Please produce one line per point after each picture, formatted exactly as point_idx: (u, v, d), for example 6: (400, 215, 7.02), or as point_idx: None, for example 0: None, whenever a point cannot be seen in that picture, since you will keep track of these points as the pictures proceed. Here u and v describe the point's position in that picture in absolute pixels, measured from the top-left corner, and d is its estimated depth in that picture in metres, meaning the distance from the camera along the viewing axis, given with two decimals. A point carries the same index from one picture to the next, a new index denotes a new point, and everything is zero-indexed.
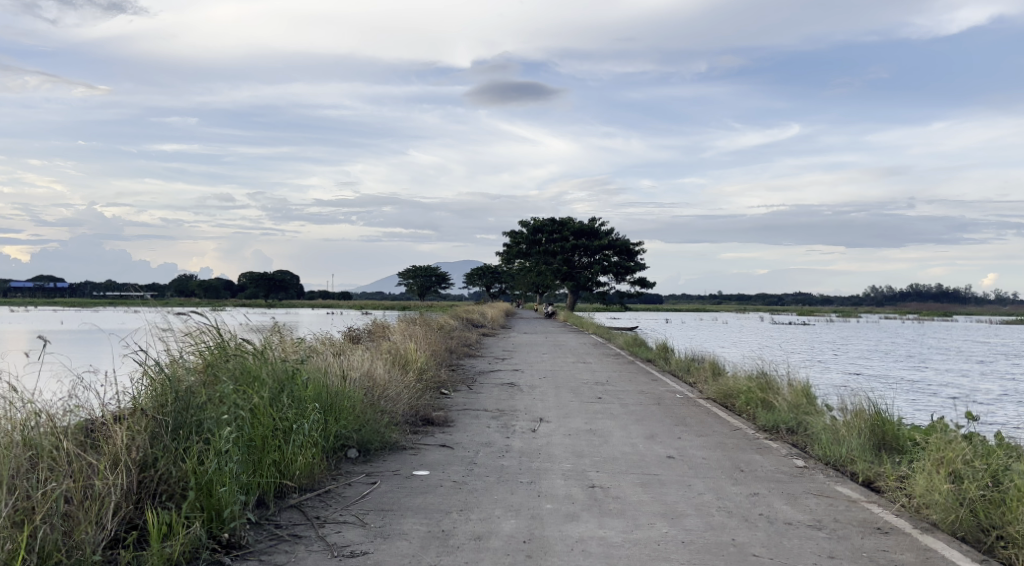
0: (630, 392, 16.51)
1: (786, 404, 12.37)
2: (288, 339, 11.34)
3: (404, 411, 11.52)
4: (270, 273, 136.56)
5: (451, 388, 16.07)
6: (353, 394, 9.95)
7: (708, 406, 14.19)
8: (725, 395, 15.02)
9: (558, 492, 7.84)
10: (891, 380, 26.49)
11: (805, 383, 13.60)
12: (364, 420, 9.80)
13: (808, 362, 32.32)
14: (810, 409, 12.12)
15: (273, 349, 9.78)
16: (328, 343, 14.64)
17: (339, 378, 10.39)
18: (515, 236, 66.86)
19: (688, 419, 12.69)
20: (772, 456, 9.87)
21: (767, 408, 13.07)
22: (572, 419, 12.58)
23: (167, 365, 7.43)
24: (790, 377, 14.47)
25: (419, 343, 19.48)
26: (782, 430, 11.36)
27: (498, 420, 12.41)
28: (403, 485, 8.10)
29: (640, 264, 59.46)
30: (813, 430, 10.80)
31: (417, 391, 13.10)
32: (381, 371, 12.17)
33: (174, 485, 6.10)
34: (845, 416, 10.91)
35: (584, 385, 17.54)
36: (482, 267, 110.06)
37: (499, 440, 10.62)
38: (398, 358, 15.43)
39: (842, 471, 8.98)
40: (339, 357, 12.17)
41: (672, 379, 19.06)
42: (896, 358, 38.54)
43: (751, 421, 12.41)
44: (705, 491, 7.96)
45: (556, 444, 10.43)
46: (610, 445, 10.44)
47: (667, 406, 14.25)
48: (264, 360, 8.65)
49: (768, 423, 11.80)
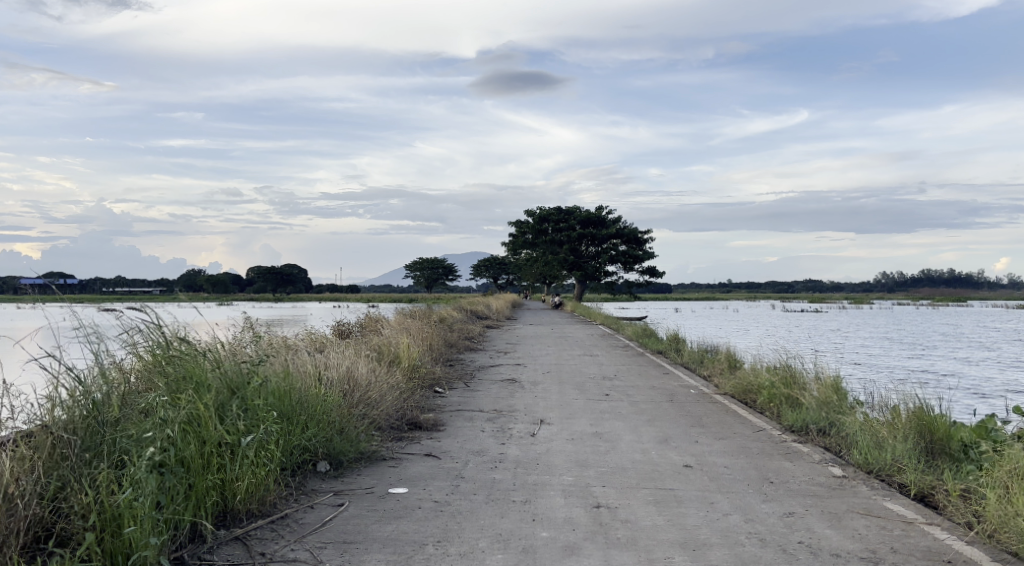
0: (639, 387, 15.32)
1: (814, 401, 11.14)
2: (254, 338, 10.12)
3: (388, 415, 10.31)
4: (278, 266, 135.59)
5: (447, 385, 14.87)
6: (325, 399, 8.76)
7: (727, 404, 12.97)
8: (744, 391, 13.79)
9: (556, 515, 6.61)
10: (917, 370, 25.14)
11: (834, 377, 12.36)
12: (337, 426, 8.59)
13: (827, 352, 30.94)
14: (841, 407, 10.88)
15: (232, 349, 8.56)
16: (311, 340, 13.44)
17: (310, 381, 9.19)
18: (522, 226, 65.57)
19: (706, 419, 11.45)
20: (805, 464, 8.64)
21: (793, 406, 11.81)
22: (577, 421, 11.35)
23: (87, 371, 6.24)
24: (815, 370, 13.23)
25: (414, 336, 18.25)
26: (812, 431, 10.13)
27: (495, 422, 11.21)
28: (375, 507, 6.84)
29: (649, 252, 58.05)
30: (850, 431, 9.55)
31: (405, 391, 11.89)
32: (362, 369, 10.95)
33: (75, 524, 4.93)
34: (884, 416, 9.66)
35: (590, 380, 16.30)
36: (489, 258, 108.90)
37: (493, 448, 9.40)
38: (387, 355, 14.22)
39: (889, 483, 7.74)
40: (316, 356, 10.97)
41: (684, 373, 17.79)
42: (915, 346, 37.13)
43: (775, 422, 11.18)
44: (730, 511, 6.73)
45: (557, 452, 9.19)
46: (619, 452, 9.21)
47: (680, 404, 13.04)
48: (213, 362, 7.45)
49: (796, 423, 10.57)
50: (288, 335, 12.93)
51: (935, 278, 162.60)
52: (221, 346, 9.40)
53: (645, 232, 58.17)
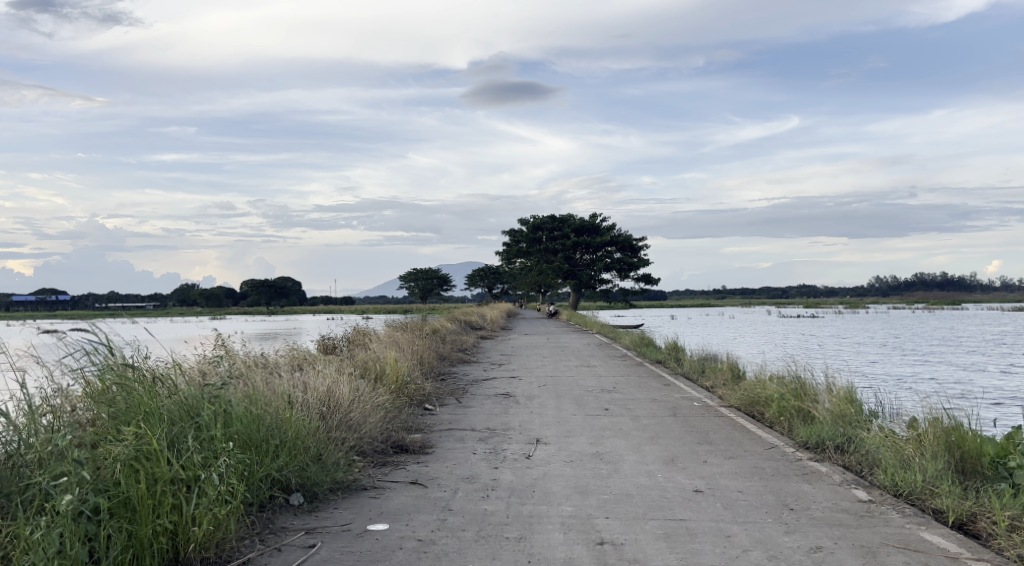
0: (639, 400, 14.57)
1: (828, 414, 10.39)
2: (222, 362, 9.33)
3: (371, 438, 9.55)
4: (271, 280, 134.60)
5: (437, 402, 14.09)
6: (300, 425, 8.02)
7: (734, 418, 12.23)
8: (750, 404, 13.06)
9: (555, 555, 5.85)
10: (923, 377, 24.42)
11: (847, 388, 11.62)
12: (311, 453, 7.83)
13: (830, 359, 30.18)
14: (857, 421, 10.14)
15: (192, 375, 7.80)
16: (291, 358, 12.67)
17: (283, 406, 8.43)
18: (515, 235, 64.87)
19: (713, 436, 10.71)
20: (825, 487, 7.90)
21: (806, 420, 11.07)
22: (575, 439, 10.59)
23: (14, 403, 5.51)
24: (826, 380, 12.50)
25: (403, 350, 17.48)
26: (828, 448, 9.40)
27: (487, 443, 10.44)
28: (350, 549, 6.05)
29: (644, 260, 57.37)
30: (871, 449, 8.83)
31: (390, 410, 11.12)
32: (343, 388, 10.18)
33: None
34: (907, 433, 8.91)
35: (587, 393, 15.53)
36: (483, 268, 108.25)
37: (484, 473, 8.63)
38: (374, 372, 13.47)
39: (922, 508, 7.00)
40: (294, 377, 10.23)
41: (685, 384, 17.06)
42: (918, 351, 36.39)
43: (787, 438, 10.44)
44: (750, 546, 5.98)
45: (555, 476, 8.43)
46: (621, 476, 8.45)
47: (684, 419, 12.29)
48: (165, 390, 6.68)
49: (811, 439, 9.82)
50: (266, 354, 12.18)
51: (928, 282, 162.31)
52: (188, 372, 8.67)
53: (640, 240, 57.48)
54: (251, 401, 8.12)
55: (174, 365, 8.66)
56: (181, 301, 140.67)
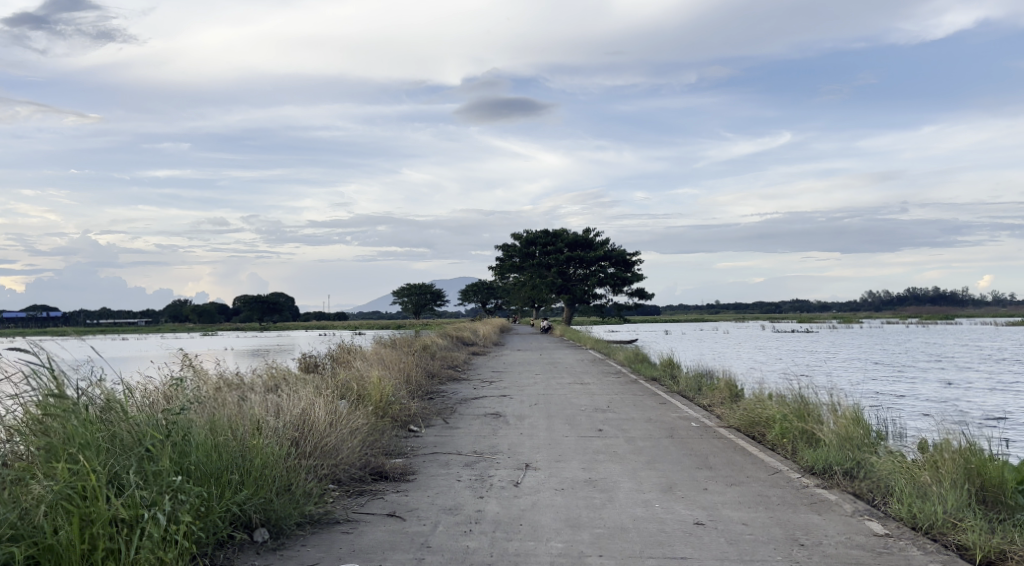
0: (634, 420, 13.96)
1: (835, 436, 9.77)
2: (186, 385, 8.75)
3: (347, 465, 8.96)
4: (264, 295, 133.81)
5: (423, 423, 13.48)
6: (266, 455, 7.41)
7: (735, 440, 11.63)
8: (751, 425, 12.46)
9: None
10: (924, 395, 23.85)
11: (853, 407, 11.02)
12: (278, 485, 7.23)
13: (829, 375, 29.61)
14: (866, 445, 9.54)
15: (146, 402, 7.22)
16: (269, 377, 12.05)
17: (250, 434, 7.83)
18: (508, 250, 64.34)
19: (713, 460, 10.10)
20: (836, 518, 7.31)
21: (810, 442, 10.48)
22: (567, 464, 9.99)
23: None
24: (830, 399, 11.91)
25: (389, 368, 16.86)
26: (836, 474, 8.80)
27: (473, 468, 9.84)
28: None
29: (638, 274, 56.84)
30: (884, 476, 8.22)
31: (370, 433, 10.53)
32: (318, 410, 9.58)
33: None
34: (921, 459, 8.32)
35: (581, 413, 14.89)
36: (477, 283, 107.72)
37: (468, 503, 8.01)
38: (355, 392, 12.84)
39: (944, 544, 6.42)
40: (266, 399, 9.66)
41: (681, 403, 16.43)
42: (917, 367, 35.84)
43: (792, 462, 9.85)
44: None
45: (543, 507, 7.81)
46: (615, 506, 7.85)
47: (682, 440, 11.70)
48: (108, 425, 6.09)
49: (817, 464, 9.22)
50: (241, 373, 11.58)
51: (922, 298, 162.19)
52: (146, 399, 8.09)
53: (633, 254, 57.01)
54: (214, 429, 7.54)
55: (131, 391, 8.09)
56: (173, 317, 139.65)
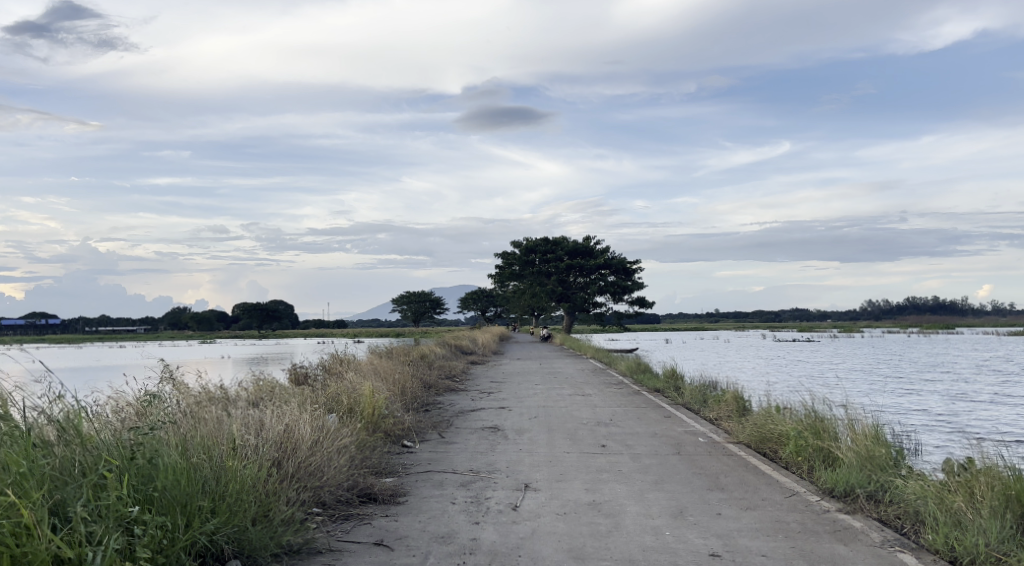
0: (638, 435, 13.32)
1: (855, 456, 9.12)
2: (159, 402, 8.16)
3: (334, 488, 8.37)
4: (263, 303, 133.20)
5: (417, 438, 12.87)
6: (242, 479, 6.81)
7: (747, 458, 10.99)
8: (762, 441, 11.83)
9: None
10: (933, 407, 23.22)
11: (873, 424, 10.37)
12: (252, 511, 6.63)
13: (834, 386, 28.98)
14: (890, 466, 8.89)
15: (109, 423, 6.65)
16: (255, 391, 11.46)
17: (225, 455, 7.23)
18: (507, 258, 63.75)
19: (726, 481, 9.47)
20: (863, 549, 6.69)
21: (828, 462, 9.84)
22: (569, 484, 9.37)
23: None
24: (846, 415, 11.25)
25: (383, 379, 16.25)
26: (859, 498, 8.16)
27: (468, 489, 9.22)
28: None
29: (638, 282, 56.22)
30: (913, 499, 7.60)
31: (359, 452, 9.92)
32: (303, 426, 8.98)
33: None
34: (953, 483, 7.69)
35: (582, 427, 14.26)
36: (476, 291, 107.11)
37: (462, 530, 7.38)
38: (346, 405, 12.25)
39: None
40: (248, 414, 9.07)
41: (687, 416, 15.80)
42: (922, 378, 35.28)
43: (809, 483, 9.21)
44: None
45: (544, 535, 7.18)
46: (621, 534, 7.25)
47: (690, 458, 11.07)
48: (58, 451, 5.55)
49: (837, 486, 8.58)
50: (225, 387, 10.99)
51: (922, 307, 161.46)
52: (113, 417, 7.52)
53: (634, 262, 56.41)
54: (185, 450, 6.95)
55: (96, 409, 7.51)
56: (173, 324, 139.23)
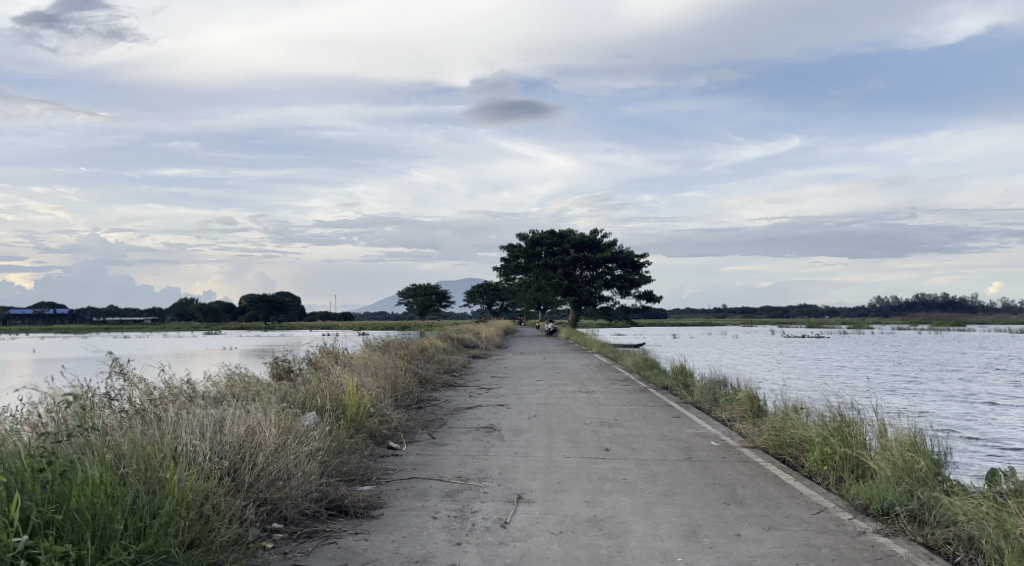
0: (645, 438, 12.25)
1: (892, 469, 8.08)
2: (94, 410, 7.21)
3: (299, 499, 7.36)
4: (269, 294, 132.25)
5: (405, 439, 11.83)
6: (182, 494, 5.84)
7: (767, 466, 9.92)
8: (781, 447, 10.79)
9: None
10: (954, 409, 22.07)
11: (907, 430, 9.31)
12: (188, 533, 5.68)
13: (847, 386, 27.90)
14: (931, 482, 7.84)
15: (18, 441, 5.75)
16: (226, 387, 10.46)
17: (164, 466, 6.25)
18: (512, 251, 62.59)
19: (745, 496, 8.41)
20: None
21: (857, 473, 8.80)
22: (568, 496, 8.33)
23: None
24: (876, 420, 10.18)
25: (373, 373, 15.24)
26: (900, 517, 7.13)
27: (455, 500, 8.21)
28: None
29: (646, 277, 55.07)
30: (965, 521, 6.59)
31: (333, 458, 8.91)
32: (267, 429, 7.98)
33: None
34: (1011, 504, 6.66)
35: (585, 428, 13.20)
36: (483, 284, 106.10)
37: (440, 553, 6.35)
38: (325, 405, 11.23)
39: None
40: (206, 414, 8.06)
41: (697, 416, 14.77)
42: (934, 377, 34.21)
43: (838, 497, 8.18)
44: None
45: (536, 561, 6.14)
46: (623, 559, 6.22)
47: (703, 466, 10.01)
48: None
49: (872, 503, 7.56)
50: (191, 383, 10.00)
51: (931, 303, 159.64)
52: (31, 430, 6.56)
53: (641, 256, 55.25)
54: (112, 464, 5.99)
55: (10, 420, 6.54)
56: (180, 315, 138.74)
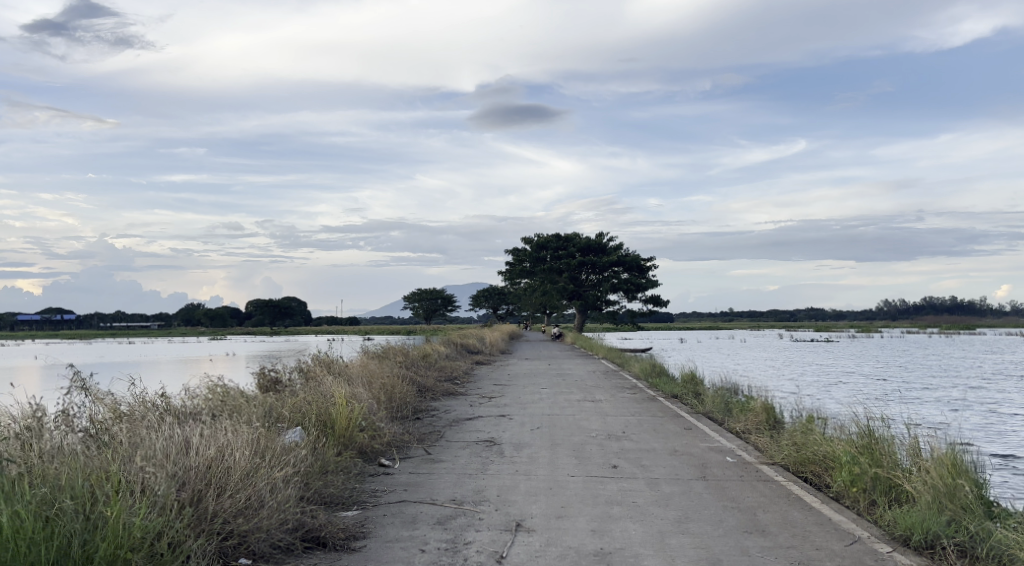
0: (655, 453, 11.42)
1: (933, 495, 7.30)
2: (38, 435, 6.43)
3: (271, 530, 6.57)
4: (275, 299, 131.77)
5: (398, 455, 11.03)
6: (125, 537, 5.07)
7: (789, 487, 9.09)
8: (804, 464, 9.99)
9: None
10: (975, 419, 21.20)
11: (944, 448, 8.50)
12: None
13: (862, 393, 26.99)
14: (977, 511, 7.07)
15: None
16: (205, 401, 9.66)
17: (111, 500, 5.49)
18: (517, 255, 61.75)
19: (769, 523, 7.59)
20: None
21: (893, 499, 7.99)
22: (572, 524, 7.55)
23: None
24: (907, 436, 9.36)
25: (367, 384, 14.45)
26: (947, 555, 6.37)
27: (447, 528, 7.41)
28: None
29: (652, 280, 54.20)
30: None
31: (314, 481, 8.12)
32: (239, 450, 7.18)
33: None
34: None
35: (590, 442, 12.40)
36: (489, 289, 105.44)
37: None
38: (312, 421, 10.44)
39: None
40: (172, 434, 7.26)
41: (710, 428, 13.95)
42: (949, 383, 33.32)
43: (872, 526, 7.39)
44: None
45: None
46: None
47: (719, 486, 9.19)
48: None
49: (911, 537, 6.80)
50: (165, 397, 9.22)
51: (939, 307, 158.28)
52: None
53: (647, 260, 54.34)
54: (40, 508, 5.21)
55: None
56: (186, 321, 138.46)
